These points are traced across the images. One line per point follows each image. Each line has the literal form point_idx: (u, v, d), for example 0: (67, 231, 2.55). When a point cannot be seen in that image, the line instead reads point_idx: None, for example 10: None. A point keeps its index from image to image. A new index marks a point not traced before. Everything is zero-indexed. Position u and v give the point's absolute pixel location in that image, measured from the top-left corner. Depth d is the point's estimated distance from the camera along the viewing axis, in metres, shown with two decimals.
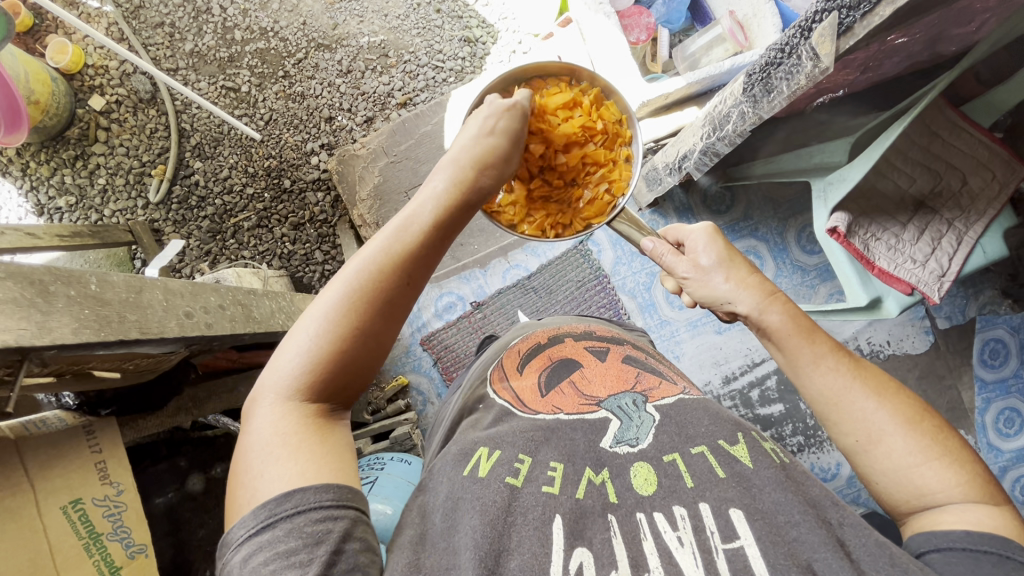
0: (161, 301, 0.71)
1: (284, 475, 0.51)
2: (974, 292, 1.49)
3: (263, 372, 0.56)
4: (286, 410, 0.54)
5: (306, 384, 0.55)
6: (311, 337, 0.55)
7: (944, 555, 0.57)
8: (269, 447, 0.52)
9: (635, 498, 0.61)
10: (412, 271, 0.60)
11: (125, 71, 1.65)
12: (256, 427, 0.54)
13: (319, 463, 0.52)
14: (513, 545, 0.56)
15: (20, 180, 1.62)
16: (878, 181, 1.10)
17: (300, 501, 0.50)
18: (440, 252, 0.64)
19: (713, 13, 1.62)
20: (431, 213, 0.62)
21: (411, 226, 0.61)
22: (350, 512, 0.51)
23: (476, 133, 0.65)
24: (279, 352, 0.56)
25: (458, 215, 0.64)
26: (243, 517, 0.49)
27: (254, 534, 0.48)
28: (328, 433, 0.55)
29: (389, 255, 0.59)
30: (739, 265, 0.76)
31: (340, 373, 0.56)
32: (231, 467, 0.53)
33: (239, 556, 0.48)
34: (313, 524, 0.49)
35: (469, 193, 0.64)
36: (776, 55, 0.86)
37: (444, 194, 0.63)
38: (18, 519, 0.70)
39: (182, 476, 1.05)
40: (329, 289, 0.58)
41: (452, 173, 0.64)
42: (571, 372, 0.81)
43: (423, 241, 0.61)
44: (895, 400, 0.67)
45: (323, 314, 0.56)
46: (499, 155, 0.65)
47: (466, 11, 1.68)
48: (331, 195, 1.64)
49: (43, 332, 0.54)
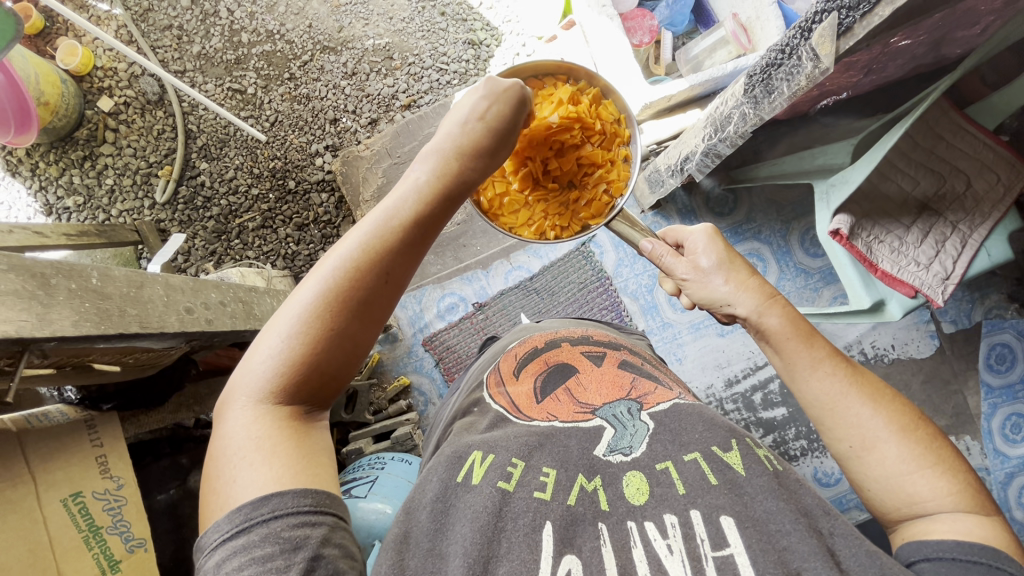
0: (162, 296, 0.72)
1: (259, 480, 0.51)
2: (981, 296, 1.48)
3: (236, 371, 0.56)
4: (259, 411, 0.54)
5: (278, 386, 0.55)
6: (283, 340, 0.55)
7: (934, 564, 0.57)
8: (244, 451, 0.53)
9: (627, 507, 0.60)
10: (390, 269, 0.58)
11: (133, 73, 1.66)
12: (230, 429, 0.54)
13: (294, 468, 0.53)
14: (502, 551, 0.56)
15: (30, 181, 1.64)
16: (881, 183, 1.10)
17: (278, 506, 0.50)
18: (423, 246, 0.61)
19: (716, 16, 1.62)
20: (411, 207, 0.59)
21: (391, 222, 0.59)
22: (329, 518, 0.52)
23: (464, 119, 0.60)
24: (252, 353, 0.56)
25: (442, 208, 0.61)
26: (218, 521, 0.50)
27: (230, 538, 0.49)
28: (303, 435, 0.55)
29: (366, 253, 0.57)
30: (739, 267, 0.76)
31: (314, 375, 0.56)
32: (207, 469, 0.54)
33: (213, 561, 0.48)
34: (290, 528, 0.49)
35: (453, 186, 0.61)
36: (777, 56, 0.86)
37: (425, 187, 0.60)
38: (19, 510, 0.71)
39: (183, 473, 1.06)
40: (304, 287, 0.57)
41: (435, 163, 0.61)
42: (567, 379, 0.81)
43: (403, 237, 0.59)
44: (890, 407, 0.67)
45: (295, 315, 0.55)
46: (488, 143, 0.61)
47: (470, 14, 1.69)
48: (336, 196, 1.65)
49: (44, 324, 0.55)
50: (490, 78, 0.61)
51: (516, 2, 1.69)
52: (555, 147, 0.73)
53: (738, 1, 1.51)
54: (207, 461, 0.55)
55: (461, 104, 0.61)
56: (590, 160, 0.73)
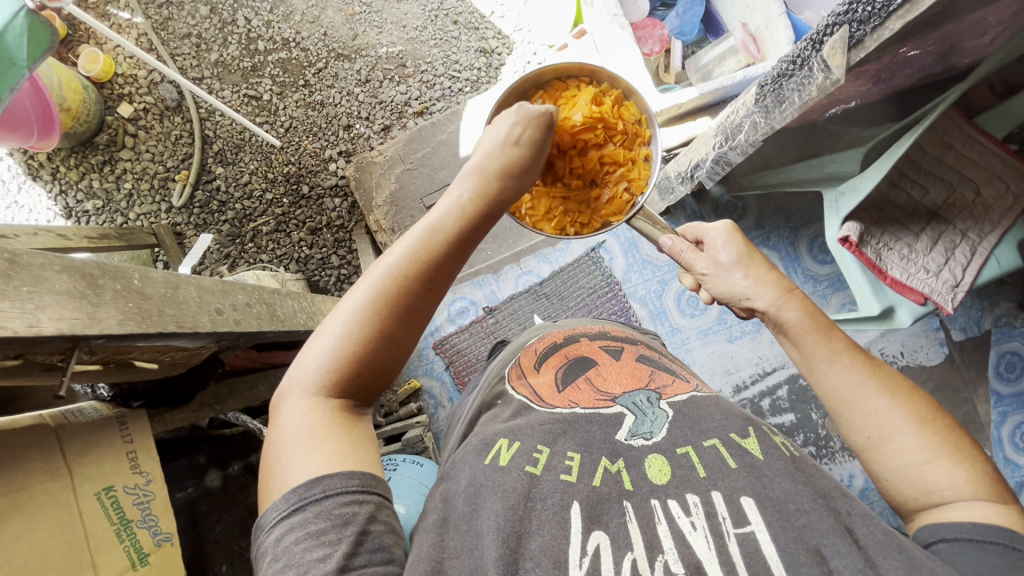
0: (195, 297, 0.74)
1: (312, 463, 0.53)
2: (990, 304, 1.48)
3: (290, 368, 0.59)
4: (313, 403, 0.56)
5: (332, 383, 0.57)
6: (337, 339, 0.57)
7: (951, 545, 0.58)
8: (298, 438, 0.55)
9: (650, 486, 0.62)
10: (435, 277, 0.62)
11: (152, 80, 1.70)
12: (284, 420, 0.56)
13: (345, 452, 0.55)
14: (533, 528, 0.58)
15: (50, 184, 1.68)
16: (890, 192, 1.12)
17: (328, 486, 0.52)
18: (462, 256, 0.64)
19: (726, 26, 1.65)
20: (453, 222, 0.63)
21: (437, 232, 0.62)
22: (375, 497, 0.54)
23: (503, 141, 0.65)
24: (305, 350, 0.58)
25: (479, 225, 0.66)
26: (275, 501, 0.52)
27: (288, 515, 0.51)
28: (352, 427, 0.57)
29: (414, 261, 0.60)
30: (758, 262, 0.78)
31: (364, 373, 0.59)
32: (263, 456, 0.56)
33: (273, 537, 0.50)
34: (340, 506, 0.51)
35: (491, 204, 0.66)
36: (788, 67, 0.88)
37: (468, 204, 0.64)
38: (58, 502, 0.73)
39: (200, 471, 1.11)
40: (356, 290, 0.60)
41: (476, 182, 0.65)
42: (586, 368, 0.83)
43: (447, 247, 0.62)
44: (907, 399, 0.68)
45: (348, 317, 0.58)
46: (522, 163, 0.66)
47: (482, 23, 1.73)
48: (349, 201, 1.68)
49: (92, 322, 0.57)
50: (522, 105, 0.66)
51: (527, 12, 1.73)
52: (577, 146, 0.75)
53: (748, 11, 1.53)
54: (264, 449, 0.56)
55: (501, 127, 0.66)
56: (612, 159, 0.75)
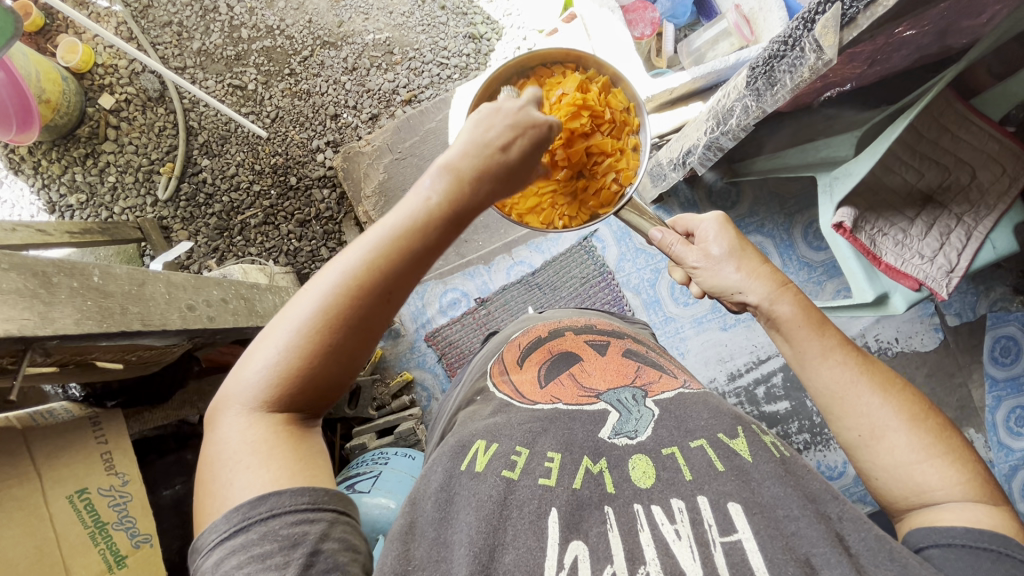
0: (164, 294, 0.72)
1: (256, 481, 0.52)
2: (986, 288, 1.47)
3: (230, 378, 0.56)
4: (253, 418, 0.55)
5: (273, 397, 0.55)
6: (280, 352, 0.55)
7: (944, 551, 0.57)
8: (239, 455, 0.53)
9: (633, 490, 0.61)
10: (391, 289, 0.58)
11: (134, 70, 1.66)
12: (224, 435, 0.54)
13: (291, 469, 0.53)
14: (508, 539, 0.56)
15: (32, 178, 1.64)
16: (885, 176, 1.09)
17: (275, 504, 0.50)
18: (423, 267, 0.60)
19: (719, 8, 1.61)
20: (415, 227, 0.58)
21: (396, 239, 0.58)
22: (328, 514, 0.53)
23: (487, 143, 0.60)
24: (247, 360, 0.56)
25: (447, 229, 0.60)
26: (214, 522, 0.50)
27: (226, 538, 0.49)
28: (298, 442, 0.56)
29: (367, 271, 0.57)
30: (751, 256, 0.76)
31: (310, 387, 0.56)
32: (201, 473, 0.54)
33: (211, 561, 0.49)
34: (288, 526, 0.50)
35: (461, 207, 0.60)
36: (780, 47, 0.84)
37: (434, 207, 0.59)
38: (25, 508, 0.72)
39: (188, 470, 1.05)
40: (302, 299, 0.56)
41: (446, 182, 0.59)
42: (570, 365, 0.81)
43: (407, 256, 0.58)
44: (899, 397, 0.67)
45: (292, 329, 0.55)
46: (506, 170, 0.61)
47: (471, 8, 1.69)
48: (337, 192, 1.65)
49: (46, 322, 0.55)
50: (524, 110, 0.61)
51: None
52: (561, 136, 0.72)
53: None
54: (202, 464, 0.55)
55: (488, 126, 0.60)
56: (600, 149, 0.73)
